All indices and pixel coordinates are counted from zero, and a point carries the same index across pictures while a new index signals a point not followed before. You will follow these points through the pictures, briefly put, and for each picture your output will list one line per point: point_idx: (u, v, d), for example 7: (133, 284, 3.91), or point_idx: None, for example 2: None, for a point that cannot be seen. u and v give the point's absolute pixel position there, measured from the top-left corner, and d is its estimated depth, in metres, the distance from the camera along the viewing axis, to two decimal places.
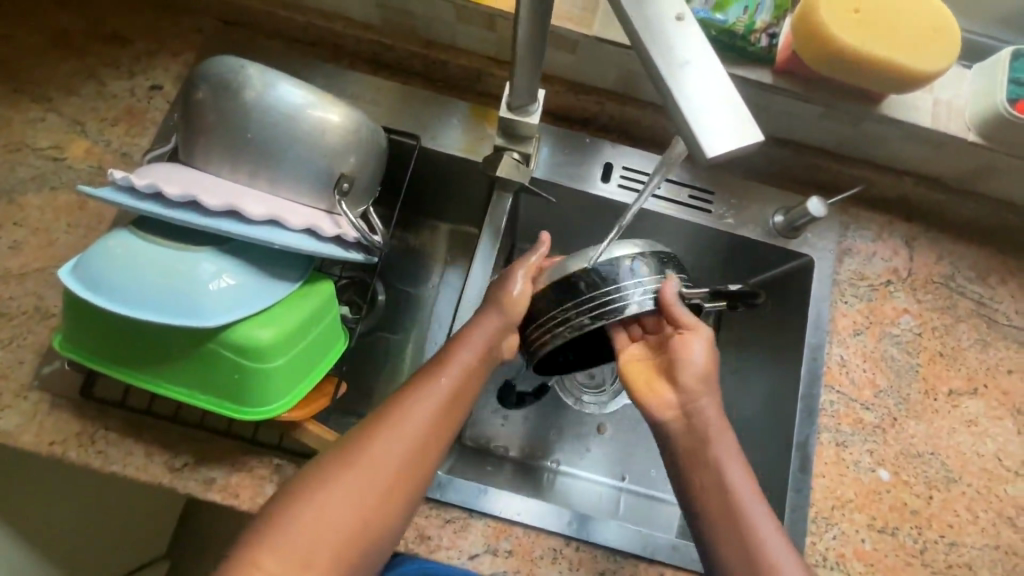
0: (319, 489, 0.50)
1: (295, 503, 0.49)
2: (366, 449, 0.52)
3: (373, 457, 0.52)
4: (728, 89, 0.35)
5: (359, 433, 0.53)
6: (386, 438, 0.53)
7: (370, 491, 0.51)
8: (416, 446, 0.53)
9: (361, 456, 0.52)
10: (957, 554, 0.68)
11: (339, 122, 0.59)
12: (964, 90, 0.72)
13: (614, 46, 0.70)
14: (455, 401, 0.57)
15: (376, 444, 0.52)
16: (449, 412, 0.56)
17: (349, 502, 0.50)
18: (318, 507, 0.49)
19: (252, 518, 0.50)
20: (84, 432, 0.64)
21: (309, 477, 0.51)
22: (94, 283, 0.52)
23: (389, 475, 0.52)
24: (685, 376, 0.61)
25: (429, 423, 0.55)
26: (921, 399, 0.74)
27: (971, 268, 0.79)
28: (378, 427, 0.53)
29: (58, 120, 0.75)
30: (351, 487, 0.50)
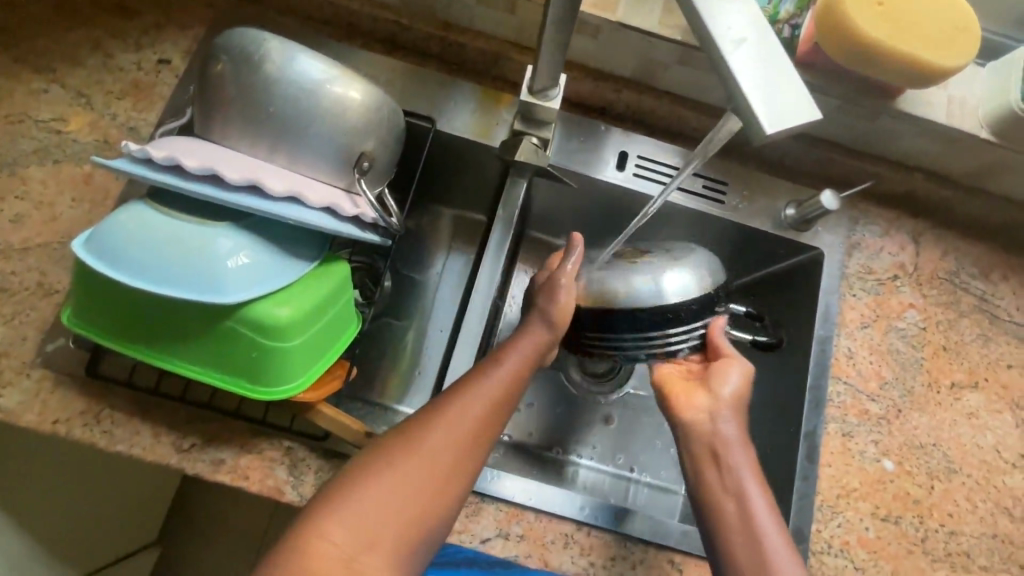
0: (389, 468, 0.49)
1: (364, 479, 0.49)
2: (420, 437, 0.51)
3: (427, 447, 0.51)
4: (782, 67, 0.37)
5: (411, 423, 0.53)
6: (440, 428, 0.52)
7: (424, 481, 0.50)
8: (469, 437, 0.52)
9: (416, 445, 0.51)
10: (956, 542, 0.70)
11: (361, 99, 0.58)
12: (978, 88, 0.73)
13: (636, 33, 0.70)
14: (504, 396, 0.56)
15: (430, 434, 0.51)
16: (500, 406, 0.55)
17: (408, 487, 0.49)
18: (373, 494, 0.48)
19: (317, 493, 0.49)
20: (88, 411, 0.63)
21: (360, 466, 0.50)
22: (108, 256, 0.50)
23: (443, 465, 0.51)
24: (720, 397, 0.62)
25: (482, 416, 0.54)
26: (924, 391, 0.75)
27: (975, 265, 0.80)
28: (431, 418, 0.53)
29: (62, 92, 0.72)
30: (416, 468, 0.50)
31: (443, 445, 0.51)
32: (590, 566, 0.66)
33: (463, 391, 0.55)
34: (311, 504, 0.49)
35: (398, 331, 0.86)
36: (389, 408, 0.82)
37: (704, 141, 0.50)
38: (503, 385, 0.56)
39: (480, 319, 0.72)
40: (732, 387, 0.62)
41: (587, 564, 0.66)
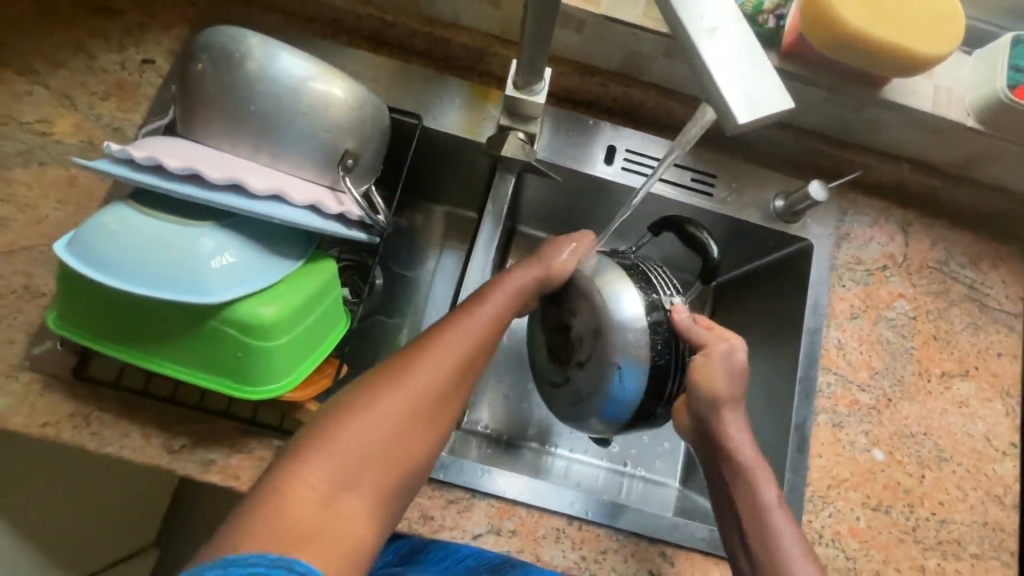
0: (368, 405, 0.50)
1: (344, 416, 0.49)
2: (395, 381, 0.52)
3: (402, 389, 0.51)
4: (754, 56, 0.37)
5: (383, 368, 0.53)
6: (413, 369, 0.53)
7: (400, 421, 0.50)
8: (445, 378, 0.53)
9: (392, 389, 0.51)
10: (948, 531, 0.70)
11: (343, 96, 0.58)
12: (964, 76, 0.73)
13: (622, 26, 0.69)
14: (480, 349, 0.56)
15: (408, 376, 0.52)
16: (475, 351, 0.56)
17: (388, 423, 0.50)
18: (353, 435, 0.49)
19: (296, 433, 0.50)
20: (77, 413, 0.62)
21: (336, 412, 0.50)
22: (90, 257, 0.50)
23: (420, 405, 0.52)
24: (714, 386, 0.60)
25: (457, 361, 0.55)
26: (914, 380, 0.75)
27: (964, 253, 0.80)
28: (405, 362, 0.53)
29: (45, 93, 0.72)
30: (394, 405, 0.51)
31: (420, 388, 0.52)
32: (582, 560, 0.66)
33: (435, 337, 0.56)
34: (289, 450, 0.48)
35: (389, 329, 0.86)
36: None
37: (685, 129, 0.50)
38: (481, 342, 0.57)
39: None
40: (726, 373, 0.61)
41: (579, 557, 0.66)
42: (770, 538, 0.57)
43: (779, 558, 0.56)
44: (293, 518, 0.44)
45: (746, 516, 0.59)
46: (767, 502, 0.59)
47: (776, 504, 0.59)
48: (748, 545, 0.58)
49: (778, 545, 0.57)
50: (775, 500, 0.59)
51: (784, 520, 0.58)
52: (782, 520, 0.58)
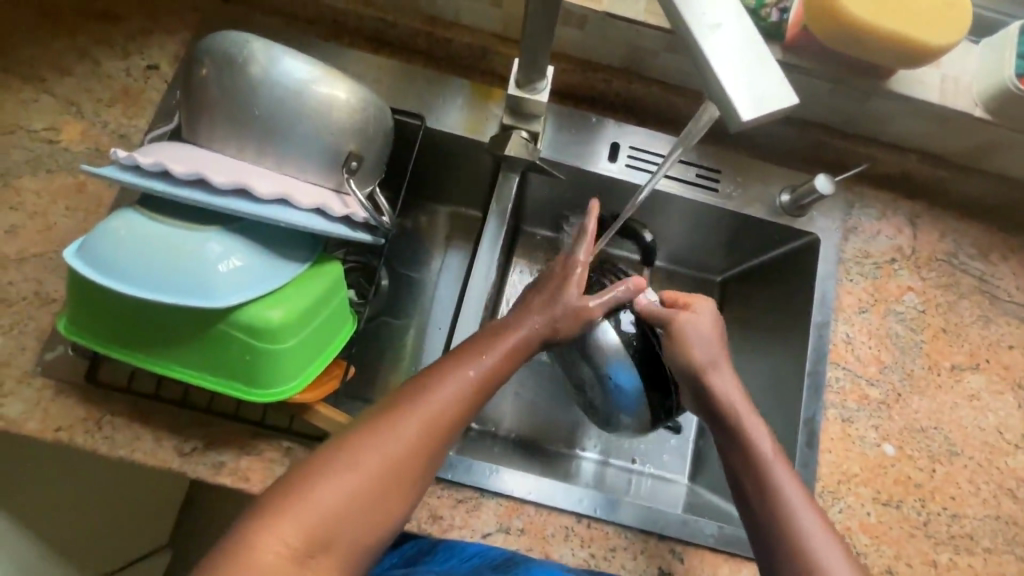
0: (349, 460, 0.49)
1: (323, 471, 0.48)
2: (370, 441, 0.50)
3: (375, 451, 0.49)
4: (757, 51, 0.37)
5: (361, 424, 0.51)
6: (390, 429, 0.51)
7: (370, 485, 0.48)
8: (423, 438, 0.51)
9: (365, 450, 0.49)
10: (960, 525, 0.70)
11: (346, 98, 0.58)
12: (971, 66, 0.72)
13: (624, 22, 0.69)
14: (465, 404, 0.54)
15: (388, 434, 0.50)
16: (461, 406, 0.54)
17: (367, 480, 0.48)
18: (319, 500, 0.47)
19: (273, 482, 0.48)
20: (89, 417, 0.63)
21: (312, 465, 0.48)
22: (100, 263, 0.50)
23: (393, 469, 0.50)
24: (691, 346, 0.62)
25: (439, 418, 0.52)
26: (924, 374, 0.75)
27: (973, 245, 0.79)
28: (382, 419, 0.51)
29: (52, 101, 0.73)
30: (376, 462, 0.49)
31: (395, 450, 0.50)
32: (591, 557, 0.66)
33: (418, 392, 0.53)
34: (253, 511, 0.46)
35: (397, 330, 0.86)
36: None
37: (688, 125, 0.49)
38: (468, 394, 0.54)
39: (478, 314, 0.72)
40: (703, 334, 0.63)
41: (589, 555, 0.66)
42: (772, 491, 0.56)
43: (782, 511, 0.55)
44: None
45: (747, 476, 0.57)
46: (766, 454, 0.57)
47: (774, 456, 0.57)
48: (753, 503, 0.56)
49: (781, 499, 0.55)
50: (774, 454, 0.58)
51: (784, 472, 0.56)
52: (781, 472, 0.56)
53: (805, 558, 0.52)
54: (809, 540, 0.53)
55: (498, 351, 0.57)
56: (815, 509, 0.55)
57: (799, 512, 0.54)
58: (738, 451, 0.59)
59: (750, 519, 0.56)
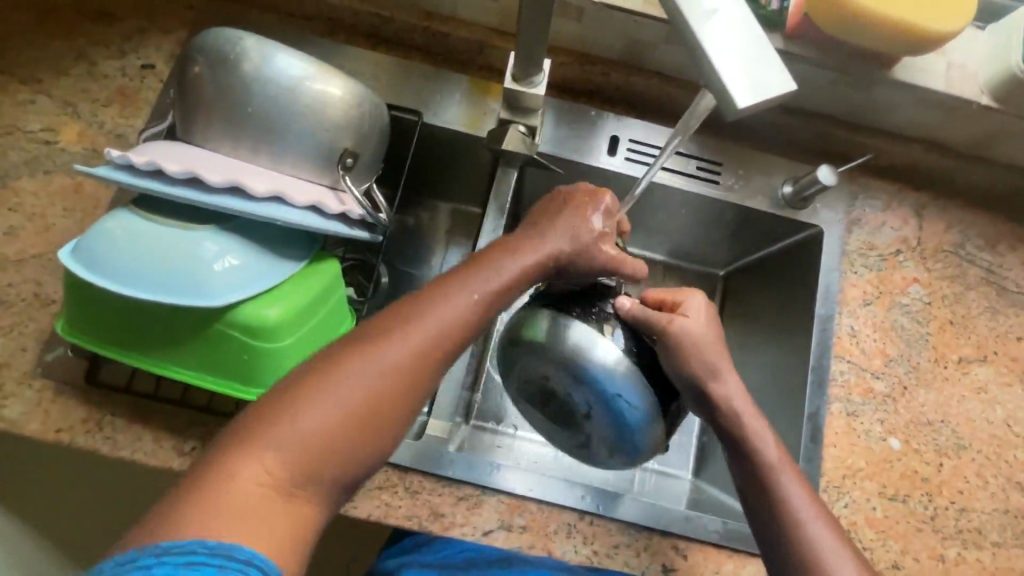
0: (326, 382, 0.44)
1: (299, 394, 0.44)
2: (348, 367, 0.45)
3: (355, 378, 0.45)
4: (756, 39, 0.36)
5: (339, 350, 0.47)
6: (369, 355, 0.46)
7: (351, 410, 0.44)
8: (407, 363, 0.47)
9: (345, 373, 0.45)
10: (968, 519, 0.69)
11: (341, 94, 0.57)
12: (977, 52, 0.70)
13: (622, 13, 0.68)
14: (455, 331, 0.50)
15: (369, 352, 0.46)
16: (449, 332, 0.49)
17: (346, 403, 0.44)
18: (296, 428, 0.43)
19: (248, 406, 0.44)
20: (90, 418, 0.63)
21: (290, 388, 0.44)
22: (95, 264, 0.50)
23: (373, 395, 0.45)
24: (698, 337, 0.58)
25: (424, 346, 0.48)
26: (931, 367, 0.74)
27: (980, 235, 0.78)
28: (360, 346, 0.47)
29: (49, 101, 0.73)
30: (355, 381, 0.45)
31: (375, 376, 0.46)
32: (594, 554, 0.65)
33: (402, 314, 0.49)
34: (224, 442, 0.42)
35: None
36: None
37: (686, 116, 0.49)
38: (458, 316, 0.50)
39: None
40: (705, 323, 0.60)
41: (591, 552, 0.65)
42: (779, 498, 0.56)
43: (792, 520, 0.55)
44: (220, 518, 0.39)
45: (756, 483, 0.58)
46: (770, 462, 0.58)
47: (778, 462, 0.58)
48: (761, 510, 0.57)
49: (788, 506, 0.56)
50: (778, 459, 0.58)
51: (789, 479, 0.57)
52: (787, 480, 0.57)
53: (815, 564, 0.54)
54: (817, 546, 0.54)
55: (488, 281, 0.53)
56: (822, 513, 0.56)
57: (808, 520, 0.55)
58: (742, 459, 0.59)
59: (760, 527, 0.57)
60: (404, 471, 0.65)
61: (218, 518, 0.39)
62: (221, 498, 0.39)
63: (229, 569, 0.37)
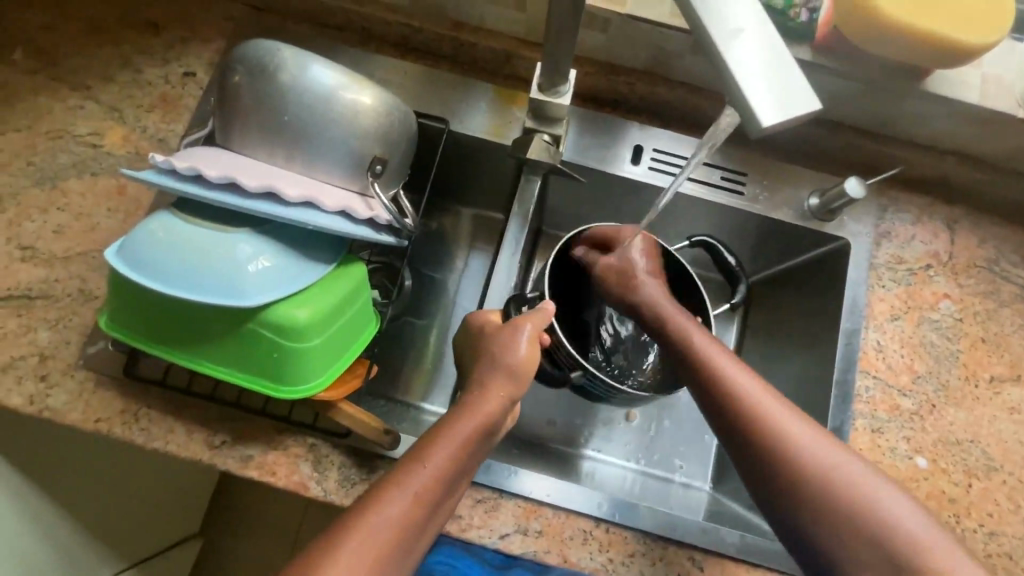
0: (371, 508, 0.50)
1: (349, 521, 0.50)
2: (376, 508, 0.50)
3: (381, 514, 0.50)
4: (782, 56, 0.36)
5: (367, 494, 0.52)
6: (395, 494, 0.51)
7: (382, 548, 0.49)
8: (428, 497, 0.52)
9: (390, 498, 0.51)
10: (997, 543, 0.67)
11: (372, 103, 0.59)
12: (1014, 64, 0.69)
13: (648, 24, 0.69)
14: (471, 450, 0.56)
15: (405, 473, 0.52)
16: (484, 430, 0.57)
17: (387, 528, 0.50)
18: (343, 562, 0.47)
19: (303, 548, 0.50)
20: (127, 409, 0.66)
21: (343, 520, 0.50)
22: (137, 263, 0.53)
23: (402, 529, 0.50)
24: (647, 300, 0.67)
25: (443, 475, 0.53)
26: (961, 385, 0.72)
27: (1015, 251, 0.76)
28: (396, 473, 0.52)
29: (96, 107, 0.76)
30: (398, 506, 0.51)
31: (398, 513, 0.50)
32: (609, 562, 0.66)
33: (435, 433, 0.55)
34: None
35: (420, 330, 0.88)
36: (414, 406, 0.84)
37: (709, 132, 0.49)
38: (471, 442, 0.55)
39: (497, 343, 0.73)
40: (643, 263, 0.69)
41: (606, 560, 0.66)
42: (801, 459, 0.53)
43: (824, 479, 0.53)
44: None
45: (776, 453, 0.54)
46: (768, 411, 0.56)
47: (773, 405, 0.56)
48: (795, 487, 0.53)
49: (797, 457, 0.54)
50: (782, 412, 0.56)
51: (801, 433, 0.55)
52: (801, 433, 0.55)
53: (869, 531, 0.51)
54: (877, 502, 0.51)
55: (493, 404, 0.58)
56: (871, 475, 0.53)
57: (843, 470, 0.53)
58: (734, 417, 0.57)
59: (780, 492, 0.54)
60: None
61: None
62: None
63: None
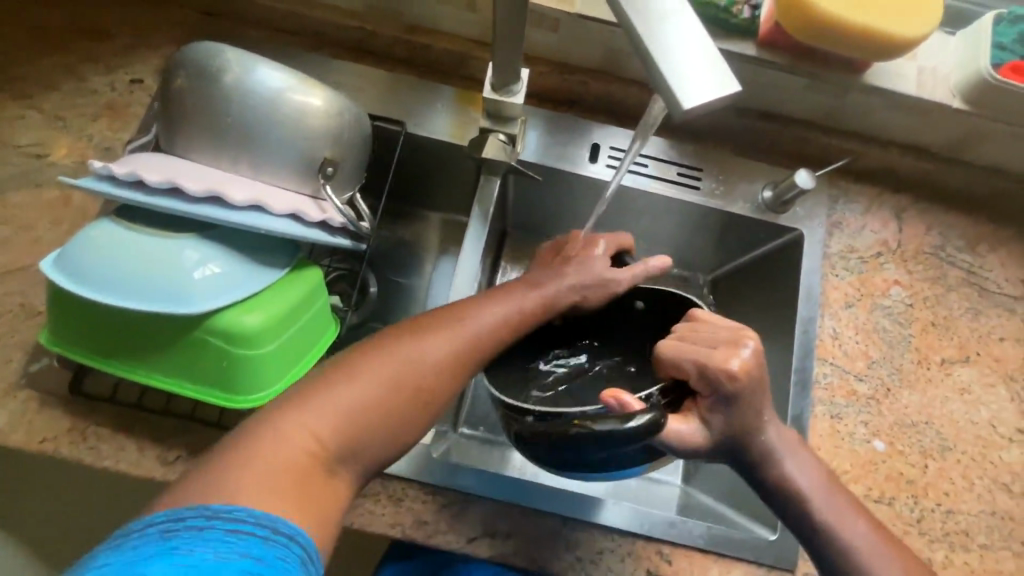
0: (390, 351, 0.51)
1: (372, 354, 0.51)
2: (390, 352, 0.51)
3: (341, 393, 0.48)
4: (704, 42, 0.36)
5: (365, 346, 0.52)
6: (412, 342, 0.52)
7: (397, 388, 0.50)
8: (445, 356, 0.53)
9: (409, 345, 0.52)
10: (954, 522, 0.68)
11: (320, 104, 0.58)
12: (948, 58, 0.72)
13: (598, 23, 0.70)
14: (458, 358, 0.53)
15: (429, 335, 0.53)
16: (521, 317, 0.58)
17: (400, 374, 0.50)
18: (350, 392, 0.48)
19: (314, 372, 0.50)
20: (75, 428, 0.64)
21: (364, 351, 0.51)
22: (76, 273, 0.51)
23: (360, 416, 0.47)
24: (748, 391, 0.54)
25: (438, 360, 0.52)
26: (914, 368, 0.74)
27: (960, 237, 0.79)
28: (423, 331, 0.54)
29: (38, 116, 0.74)
30: (416, 355, 0.51)
31: (418, 360, 0.51)
32: (578, 561, 0.65)
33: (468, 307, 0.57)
34: (204, 473, 0.42)
35: None
36: None
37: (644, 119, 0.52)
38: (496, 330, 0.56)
39: (473, 281, 0.73)
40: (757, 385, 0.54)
41: (575, 559, 0.65)
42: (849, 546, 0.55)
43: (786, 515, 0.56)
44: (268, 455, 0.43)
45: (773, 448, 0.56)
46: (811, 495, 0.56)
47: (810, 485, 0.56)
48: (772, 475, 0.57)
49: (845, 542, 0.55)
50: (792, 436, 0.58)
51: (828, 501, 0.56)
52: (851, 525, 0.56)
53: None
54: None
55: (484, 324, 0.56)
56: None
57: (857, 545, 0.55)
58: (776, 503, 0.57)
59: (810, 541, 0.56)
60: (387, 478, 0.65)
61: (261, 477, 0.42)
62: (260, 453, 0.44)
63: (250, 531, 0.39)
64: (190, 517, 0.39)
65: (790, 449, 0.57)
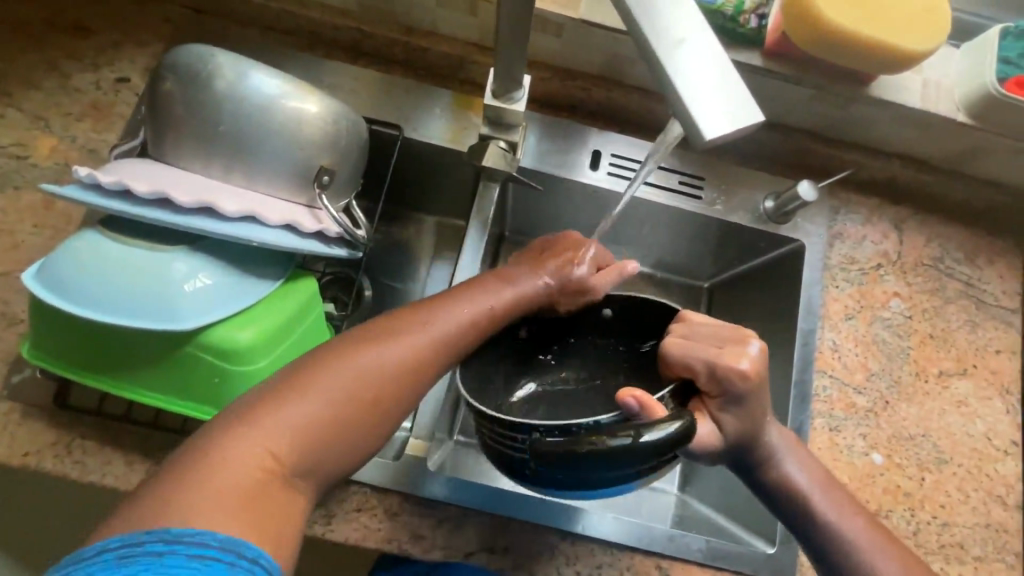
0: (340, 360, 0.47)
1: (320, 364, 0.46)
2: (336, 363, 0.47)
3: (290, 414, 0.43)
4: (724, 68, 0.35)
5: (313, 359, 0.47)
6: (363, 349, 0.48)
7: (350, 400, 0.46)
8: (399, 364, 0.49)
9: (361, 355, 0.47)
10: (949, 534, 0.69)
11: (315, 112, 0.56)
12: (951, 71, 0.72)
13: (603, 30, 0.68)
14: (414, 364, 0.50)
15: (380, 342, 0.49)
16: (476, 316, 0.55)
17: (352, 385, 0.46)
18: (297, 408, 0.43)
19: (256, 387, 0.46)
20: (59, 441, 0.61)
21: (314, 360, 0.47)
22: (60, 286, 0.49)
23: (313, 440, 0.43)
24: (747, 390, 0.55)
25: (391, 366, 0.48)
26: (912, 381, 0.74)
27: (958, 249, 0.79)
28: (374, 338, 0.49)
29: (19, 115, 0.71)
30: (367, 362, 0.47)
31: (371, 366, 0.47)
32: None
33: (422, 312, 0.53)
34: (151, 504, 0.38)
35: None
36: None
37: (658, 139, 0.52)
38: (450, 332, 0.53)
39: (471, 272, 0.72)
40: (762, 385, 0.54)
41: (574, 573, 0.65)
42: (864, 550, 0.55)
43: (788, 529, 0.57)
44: (212, 480, 0.39)
45: (769, 462, 0.57)
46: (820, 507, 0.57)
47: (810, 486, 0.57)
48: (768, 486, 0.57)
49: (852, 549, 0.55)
50: (792, 447, 0.58)
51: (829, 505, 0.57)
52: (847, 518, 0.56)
53: None
54: None
55: (444, 327, 0.52)
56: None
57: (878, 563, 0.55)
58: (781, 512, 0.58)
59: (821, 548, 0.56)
60: (384, 491, 0.64)
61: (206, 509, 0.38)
62: (204, 479, 0.39)
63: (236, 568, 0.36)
64: (145, 543, 0.35)
65: (787, 465, 0.57)
